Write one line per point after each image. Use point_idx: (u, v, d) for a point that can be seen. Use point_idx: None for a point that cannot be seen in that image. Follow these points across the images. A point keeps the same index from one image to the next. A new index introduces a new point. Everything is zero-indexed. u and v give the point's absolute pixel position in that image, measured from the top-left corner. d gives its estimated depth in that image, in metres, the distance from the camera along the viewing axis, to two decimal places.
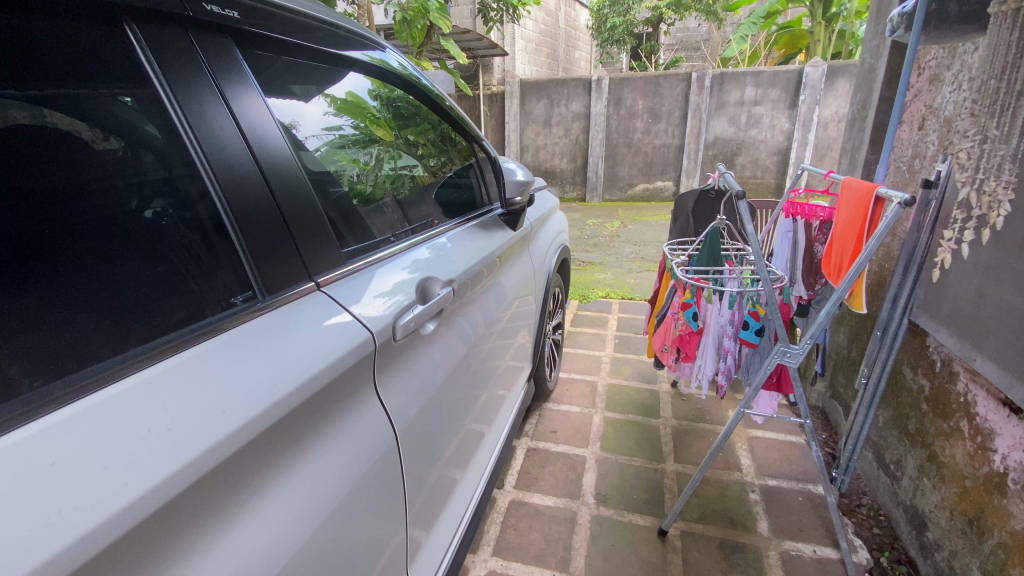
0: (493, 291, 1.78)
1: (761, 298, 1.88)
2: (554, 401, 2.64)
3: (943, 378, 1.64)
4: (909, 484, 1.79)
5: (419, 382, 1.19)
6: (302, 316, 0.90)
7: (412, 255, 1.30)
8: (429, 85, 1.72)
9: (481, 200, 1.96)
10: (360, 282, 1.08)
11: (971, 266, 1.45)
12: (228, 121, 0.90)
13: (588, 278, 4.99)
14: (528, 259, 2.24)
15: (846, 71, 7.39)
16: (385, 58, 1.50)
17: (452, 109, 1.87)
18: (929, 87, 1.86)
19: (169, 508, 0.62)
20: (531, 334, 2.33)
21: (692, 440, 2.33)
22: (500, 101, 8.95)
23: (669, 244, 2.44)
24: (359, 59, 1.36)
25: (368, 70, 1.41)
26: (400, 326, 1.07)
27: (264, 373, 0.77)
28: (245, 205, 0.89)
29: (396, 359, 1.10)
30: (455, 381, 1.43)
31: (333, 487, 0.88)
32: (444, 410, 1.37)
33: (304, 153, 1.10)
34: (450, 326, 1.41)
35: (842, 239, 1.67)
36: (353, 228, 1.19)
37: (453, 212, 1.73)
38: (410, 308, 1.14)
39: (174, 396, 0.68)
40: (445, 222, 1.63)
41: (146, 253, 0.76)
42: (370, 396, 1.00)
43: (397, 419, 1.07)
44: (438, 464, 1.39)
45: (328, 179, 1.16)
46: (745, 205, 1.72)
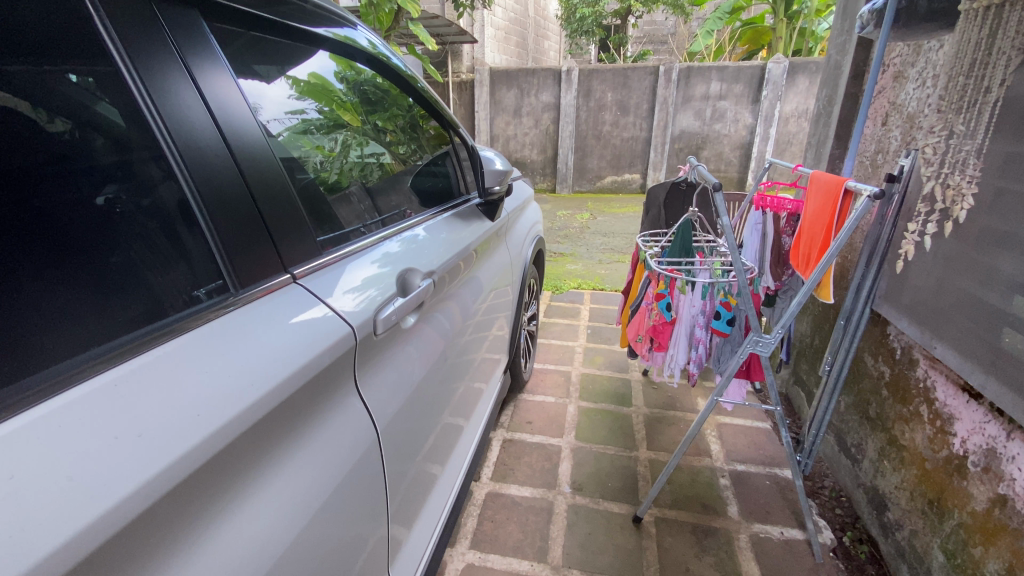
0: (471, 284, 1.76)
1: (732, 289, 1.92)
2: (529, 391, 2.63)
3: (903, 365, 1.73)
4: (870, 466, 1.89)
5: (400, 377, 1.16)
6: (278, 311, 0.86)
7: (386, 248, 1.26)
8: (400, 66, 1.66)
9: (457, 189, 1.91)
10: (333, 276, 1.03)
11: (933, 257, 1.52)
12: (196, 100, 0.84)
13: (559, 269, 5.01)
14: (504, 252, 2.23)
15: (806, 68, 7.65)
16: (354, 35, 1.43)
17: (424, 92, 1.80)
18: (893, 84, 1.94)
19: (145, 519, 0.58)
20: (507, 326, 2.31)
21: (664, 427, 2.38)
22: (469, 89, 8.81)
23: (642, 235, 2.46)
24: (326, 35, 1.30)
25: (335, 48, 1.35)
26: (380, 320, 1.04)
27: (241, 373, 0.73)
28: (214, 191, 0.83)
29: (377, 354, 1.07)
30: (433, 375, 1.41)
31: (314, 490, 0.84)
32: (423, 406, 1.34)
33: (271, 138, 1.03)
34: (429, 320, 1.38)
35: (813, 229, 1.71)
36: (322, 219, 1.13)
37: (427, 202, 1.68)
38: (390, 301, 1.10)
39: (142, 398, 0.63)
40: (421, 213, 1.59)
41: (102, 243, 0.70)
42: (352, 393, 0.97)
43: (378, 416, 1.05)
44: (417, 460, 1.36)
45: (295, 167, 1.10)
46: (721, 197, 1.72)
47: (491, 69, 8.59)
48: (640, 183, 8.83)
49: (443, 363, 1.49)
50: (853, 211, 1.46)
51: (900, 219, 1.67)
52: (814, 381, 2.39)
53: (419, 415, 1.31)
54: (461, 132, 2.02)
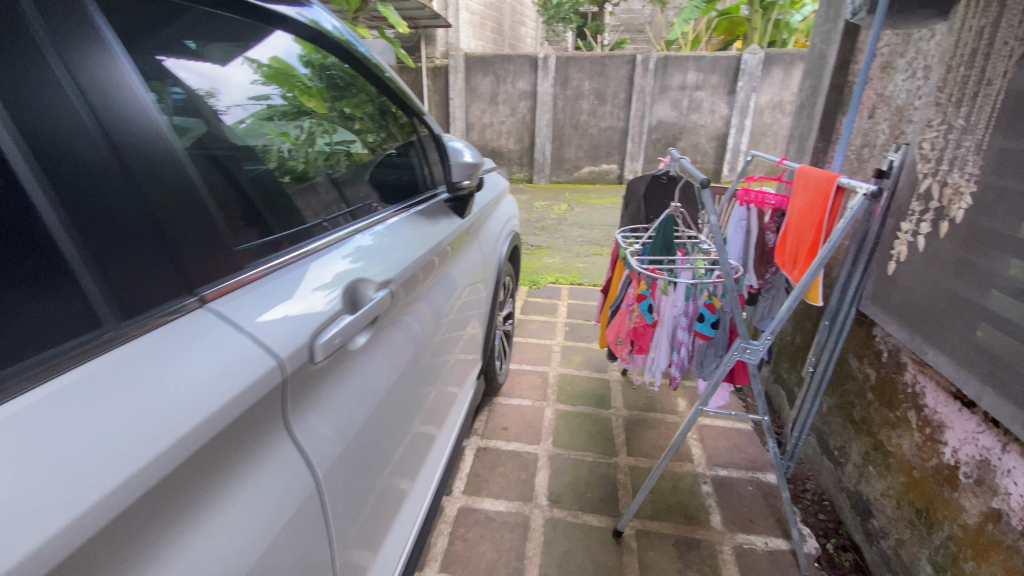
0: (443, 285, 1.62)
1: (716, 290, 1.82)
2: (504, 394, 2.51)
3: (890, 368, 1.67)
4: (854, 470, 1.84)
5: (369, 388, 1.04)
6: (239, 310, 0.78)
7: (341, 251, 1.09)
8: (366, 54, 1.53)
9: (424, 184, 1.75)
10: (273, 288, 0.86)
11: (925, 258, 1.45)
12: (67, 93, 0.65)
13: (537, 262, 4.88)
14: (478, 247, 2.09)
15: (781, 59, 7.68)
16: (316, 19, 1.31)
17: (391, 84, 1.66)
18: (880, 75, 1.87)
19: (108, 533, 0.52)
20: (482, 325, 2.18)
21: (644, 431, 2.29)
22: (443, 76, 8.53)
23: (622, 231, 2.35)
24: (286, 15, 1.18)
25: (296, 30, 1.23)
26: (318, 346, 0.83)
27: (217, 370, 0.68)
28: (92, 207, 0.65)
29: (334, 371, 0.93)
30: (403, 383, 1.27)
31: (278, 509, 0.74)
32: (392, 417, 1.21)
33: (220, 124, 0.96)
34: (397, 324, 1.24)
35: (801, 229, 1.63)
36: (283, 214, 1.04)
37: (389, 198, 1.52)
38: (338, 319, 0.91)
39: (97, 408, 0.56)
40: (385, 209, 1.44)
41: (27, 240, 0.59)
42: (319, 406, 0.87)
43: (349, 428, 0.94)
44: (384, 474, 1.23)
45: (245, 151, 1.00)
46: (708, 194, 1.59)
47: (466, 55, 8.34)
48: (617, 174, 8.76)
49: (413, 370, 1.36)
50: (847, 210, 1.36)
51: (889, 217, 1.59)
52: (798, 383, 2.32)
53: (386, 427, 1.17)
54: (430, 121, 1.87)
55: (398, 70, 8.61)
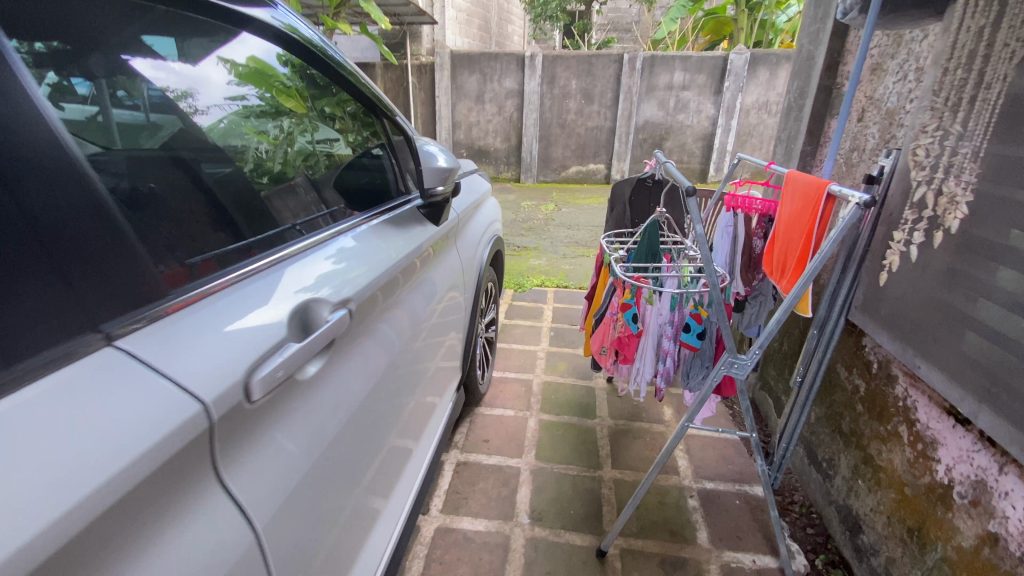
0: (417, 293, 1.54)
1: (702, 299, 1.75)
2: (486, 404, 2.43)
3: (880, 380, 1.63)
4: (842, 483, 1.80)
5: (331, 411, 0.99)
6: (205, 318, 0.78)
7: (296, 267, 1.02)
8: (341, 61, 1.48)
9: (396, 190, 1.67)
10: (215, 309, 0.80)
11: (918, 269, 1.40)
12: None
13: (522, 264, 4.80)
14: (459, 253, 2.02)
15: (766, 60, 7.70)
16: (290, 22, 1.30)
17: (364, 88, 1.58)
18: (870, 77, 1.83)
19: (102, 522, 0.54)
20: (462, 334, 2.10)
21: (630, 441, 2.22)
22: (429, 73, 8.39)
23: (606, 236, 2.28)
24: (252, 15, 1.15)
25: (263, 32, 1.20)
26: (254, 384, 0.74)
27: (208, 366, 0.70)
28: None
29: (283, 402, 0.85)
30: (374, 398, 1.21)
31: (242, 529, 0.72)
32: (362, 433, 1.16)
33: (183, 127, 1.00)
34: (365, 338, 1.18)
35: (791, 236, 1.57)
36: (254, 217, 1.06)
37: (354, 205, 1.43)
38: (281, 348, 0.82)
39: (90, 403, 0.58)
40: (348, 219, 1.34)
41: None
42: (289, 418, 0.86)
43: (313, 447, 0.92)
44: (356, 492, 1.18)
45: (213, 149, 1.05)
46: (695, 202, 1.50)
47: (452, 52, 8.21)
48: (604, 174, 8.71)
49: (384, 386, 1.29)
50: (839, 219, 1.30)
51: (880, 225, 1.54)
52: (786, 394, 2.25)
53: (356, 443, 1.13)
54: (402, 123, 1.79)
55: (382, 67, 8.45)
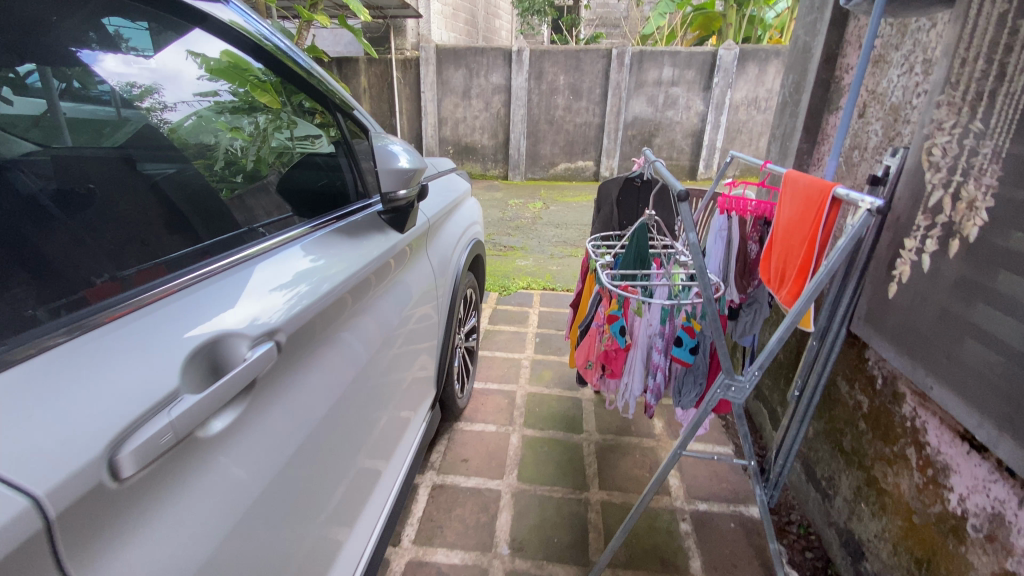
0: (383, 306, 1.39)
1: (695, 311, 1.61)
2: (466, 419, 2.28)
3: (885, 398, 1.52)
4: (843, 505, 1.69)
5: (270, 444, 0.87)
6: (141, 326, 0.73)
7: (248, 274, 0.96)
8: (308, 68, 1.41)
9: (355, 193, 1.52)
10: (142, 322, 0.74)
11: (929, 279, 1.28)
12: None
13: (509, 265, 4.65)
14: (431, 258, 1.84)
15: (755, 55, 7.63)
16: (250, 22, 1.23)
17: (326, 88, 1.48)
18: (873, 70, 1.71)
19: (27, 550, 0.50)
20: (438, 346, 1.96)
21: (618, 458, 2.09)
22: (414, 67, 8.17)
23: (593, 241, 2.13)
24: (204, 12, 1.10)
25: (216, 30, 1.14)
26: (123, 458, 0.59)
27: (147, 375, 0.66)
28: None
29: (193, 453, 0.71)
30: (336, 416, 1.11)
31: (182, 561, 0.67)
32: (322, 457, 1.06)
33: (132, 124, 0.98)
34: (319, 357, 1.06)
35: (790, 244, 1.45)
36: (210, 217, 1.05)
37: (304, 212, 1.30)
38: (174, 401, 0.67)
39: (12, 421, 0.54)
40: (290, 230, 1.18)
41: None
42: (239, 440, 0.80)
43: (259, 476, 0.84)
44: (318, 520, 1.08)
45: (171, 147, 1.06)
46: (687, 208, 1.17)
47: (437, 46, 8.00)
48: (593, 171, 8.58)
49: (345, 409, 1.16)
50: (846, 227, 1.16)
51: (886, 232, 1.42)
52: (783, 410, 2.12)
53: (316, 467, 1.04)
54: (360, 117, 1.64)
55: (366, 61, 8.22)
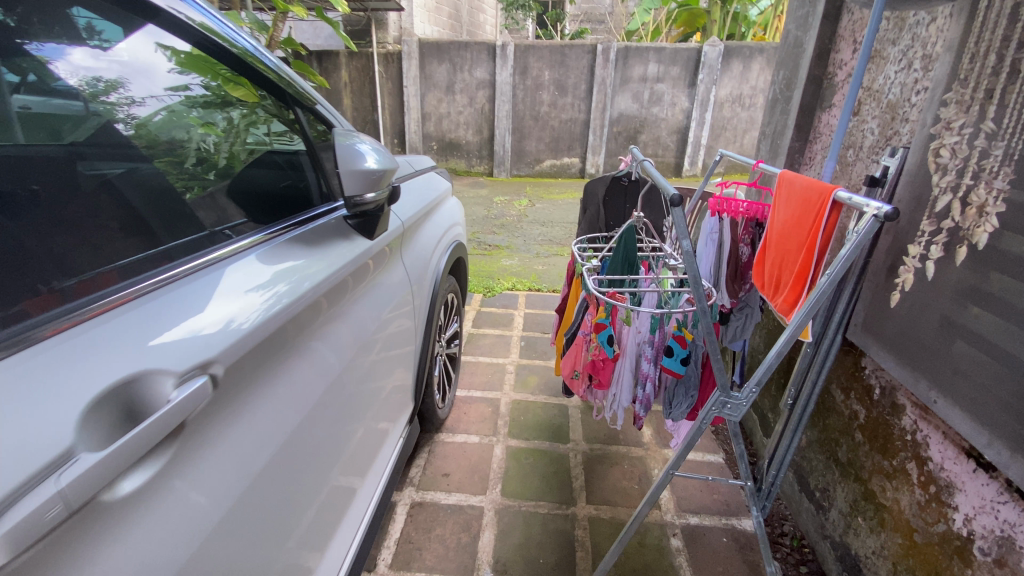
0: (357, 318, 1.28)
1: (687, 320, 1.52)
2: (448, 430, 2.18)
3: (883, 409, 1.46)
4: (839, 519, 1.63)
5: (230, 465, 0.79)
6: (82, 343, 0.65)
7: (213, 278, 0.89)
8: (276, 68, 1.32)
9: (319, 196, 1.41)
10: (80, 339, 0.65)
11: (934, 288, 1.21)
12: None
13: (494, 265, 4.54)
14: (408, 263, 1.71)
15: (739, 52, 7.63)
16: (212, 23, 1.11)
17: (291, 85, 1.37)
18: (869, 66, 1.63)
19: None
20: (417, 352, 1.86)
21: (606, 470, 2.01)
22: (396, 61, 7.98)
23: (578, 243, 2.04)
24: (157, 6, 0.99)
25: (167, 25, 1.03)
26: None
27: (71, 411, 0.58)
28: None
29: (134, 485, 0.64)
30: (308, 434, 1.02)
31: None
32: (290, 480, 0.97)
33: (88, 125, 0.91)
34: (286, 374, 0.96)
35: (786, 249, 1.37)
36: (170, 219, 0.98)
37: (259, 218, 1.18)
38: (68, 462, 0.55)
39: None
40: (241, 237, 1.06)
41: None
42: (194, 462, 0.73)
43: (218, 500, 0.76)
44: (287, 545, 0.99)
45: (128, 143, 0.98)
46: (680, 214, 1.05)
47: (420, 40, 7.82)
48: (579, 167, 8.50)
49: (316, 426, 1.05)
50: (850, 234, 1.05)
51: (887, 236, 1.35)
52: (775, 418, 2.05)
53: (285, 487, 0.95)
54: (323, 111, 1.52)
55: (346, 55, 8.00)
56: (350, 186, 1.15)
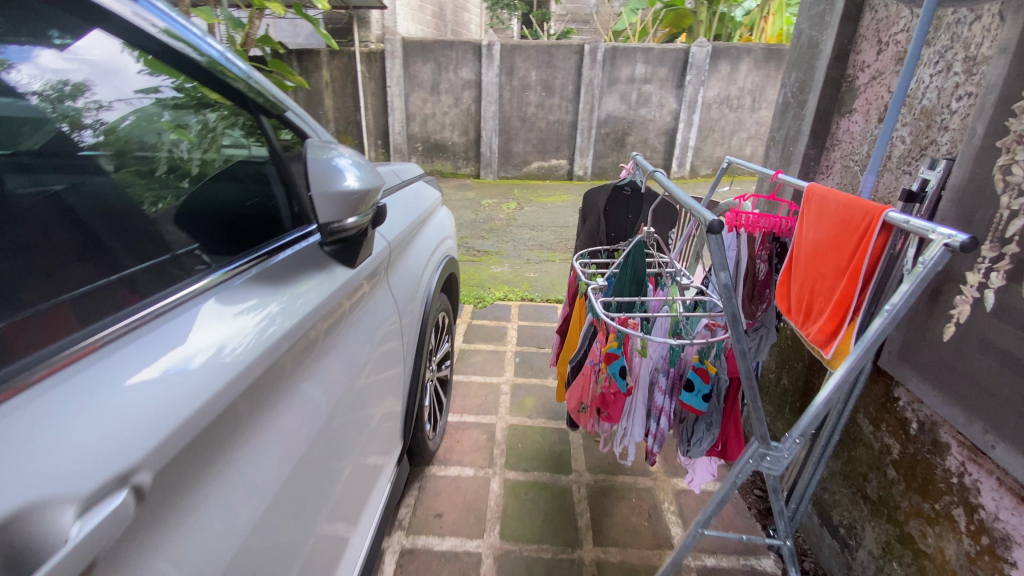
0: (338, 353, 1.12)
1: (710, 351, 1.35)
2: (440, 462, 2.01)
3: (922, 446, 1.34)
4: (869, 561, 1.51)
5: (207, 529, 0.71)
6: (36, 416, 0.56)
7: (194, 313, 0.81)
8: (245, 78, 1.17)
9: (288, 217, 1.24)
10: (32, 411, 0.56)
11: (990, 320, 1.08)
12: None
13: (483, 273, 4.37)
14: (395, 290, 1.53)
15: (727, 53, 7.58)
16: (178, 31, 0.98)
17: (259, 94, 1.20)
18: (898, 68, 1.51)
19: None
20: (409, 379, 1.70)
21: (612, 504, 1.86)
22: (379, 60, 7.74)
23: (580, 259, 1.88)
24: (108, 9, 0.86)
25: (116, 31, 0.90)
26: None
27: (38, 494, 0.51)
28: None
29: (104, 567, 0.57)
30: (281, 507, 0.88)
31: None
32: (263, 559, 0.83)
33: (39, 132, 0.82)
34: (250, 446, 0.81)
35: (819, 272, 1.23)
36: (133, 240, 0.87)
37: (217, 246, 1.01)
38: None
39: None
40: (205, 275, 0.91)
41: None
42: (173, 526, 0.66)
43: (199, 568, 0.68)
44: None
45: (76, 149, 0.87)
46: (717, 242, 0.88)
47: (403, 39, 7.60)
48: (567, 169, 8.37)
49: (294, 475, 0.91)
50: (915, 265, 0.90)
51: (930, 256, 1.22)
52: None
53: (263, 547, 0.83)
54: (296, 119, 1.35)
55: (327, 54, 7.73)
56: (326, 212, 0.98)
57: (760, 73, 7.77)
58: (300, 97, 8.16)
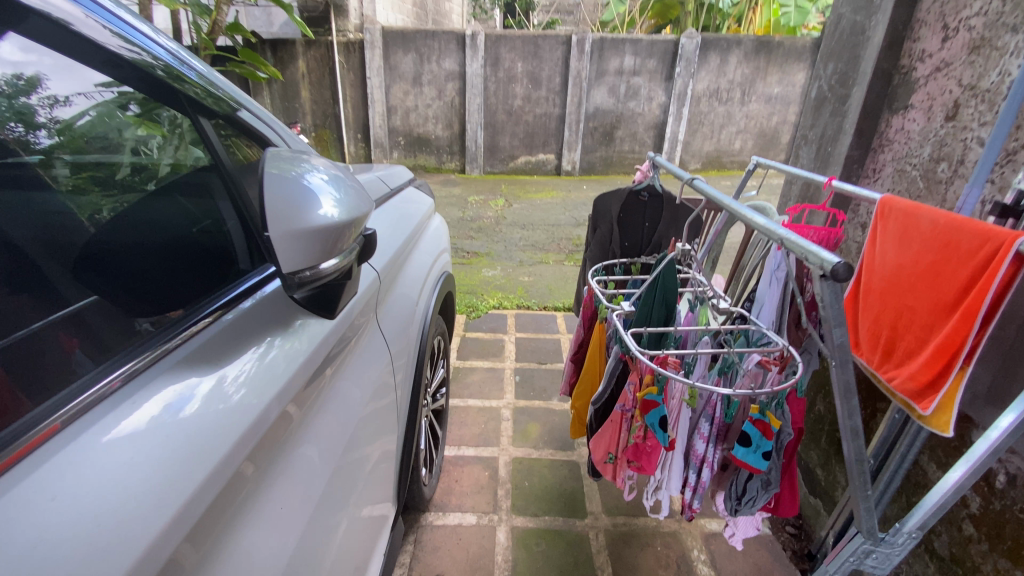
0: (314, 412, 0.88)
1: (773, 399, 1.12)
2: (437, 508, 1.77)
3: (1015, 502, 1.13)
4: None
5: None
6: (15, 504, 0.49)
7: (177, 357, 0.70)
8: (202, 83, 0.94)
9: (244, 250, 0.96)
10: (10, 499, 0.49)
11: None
12: None
13: (475, 278, 4.10)
14: (386, 324, 1.27)
15: (716, 45, 7.42)
16: (127, 36, 0.78)
17: (220, 101, 0.98)
18: (971, 58, 1.30)
19: None
20: (404, 420, 1.44)
21: (636, 554, 1.64)
22: (358, 51, 7.35)
23: (595, 276, 1.64)
24: (26, 5, 0.65)
25: (36, 33, 0.69)
26: None
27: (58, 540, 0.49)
28: None
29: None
30: None
31: None
32: None
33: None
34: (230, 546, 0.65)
35: (904, 305, 1.02)
36: (76, 261, 0.72)
37: (138, 295, 0.77)
38: None
39: None
40: (172, 323, 0.76)
41: None
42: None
43: None
44: None
45: (13, 153, 0.70)
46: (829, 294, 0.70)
47: (383, 29, 7.23)
48: (555, 164, 8.11)
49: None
50: None
51: None
52: (828, 482, 1.70)
53: None
54: (248, 119, 1.05)
55: (303, 43, 7.31)
56: (287, 257, 0.72)
57: (750, 65, 7.61)
58: (275, 89, 7.71)
